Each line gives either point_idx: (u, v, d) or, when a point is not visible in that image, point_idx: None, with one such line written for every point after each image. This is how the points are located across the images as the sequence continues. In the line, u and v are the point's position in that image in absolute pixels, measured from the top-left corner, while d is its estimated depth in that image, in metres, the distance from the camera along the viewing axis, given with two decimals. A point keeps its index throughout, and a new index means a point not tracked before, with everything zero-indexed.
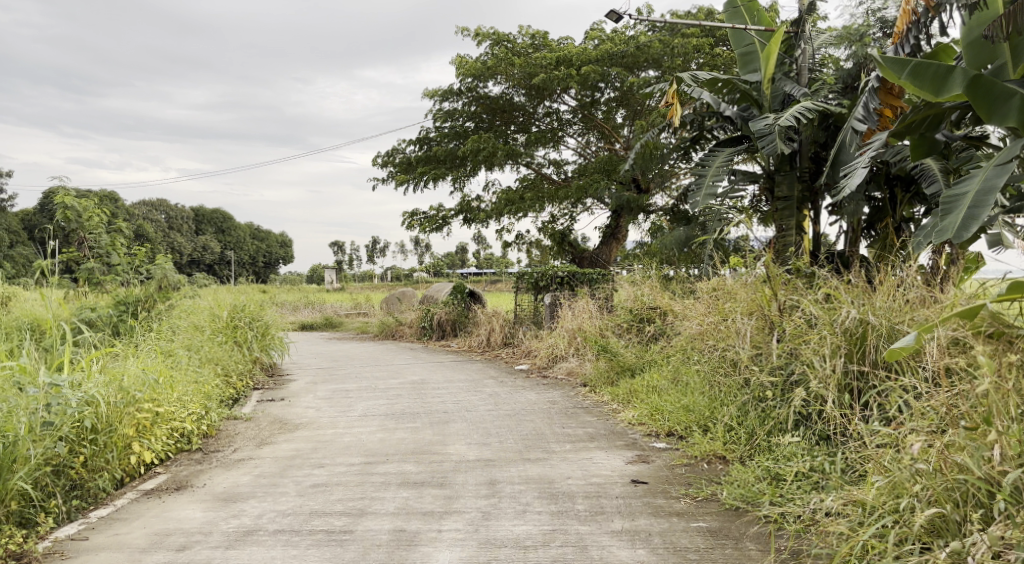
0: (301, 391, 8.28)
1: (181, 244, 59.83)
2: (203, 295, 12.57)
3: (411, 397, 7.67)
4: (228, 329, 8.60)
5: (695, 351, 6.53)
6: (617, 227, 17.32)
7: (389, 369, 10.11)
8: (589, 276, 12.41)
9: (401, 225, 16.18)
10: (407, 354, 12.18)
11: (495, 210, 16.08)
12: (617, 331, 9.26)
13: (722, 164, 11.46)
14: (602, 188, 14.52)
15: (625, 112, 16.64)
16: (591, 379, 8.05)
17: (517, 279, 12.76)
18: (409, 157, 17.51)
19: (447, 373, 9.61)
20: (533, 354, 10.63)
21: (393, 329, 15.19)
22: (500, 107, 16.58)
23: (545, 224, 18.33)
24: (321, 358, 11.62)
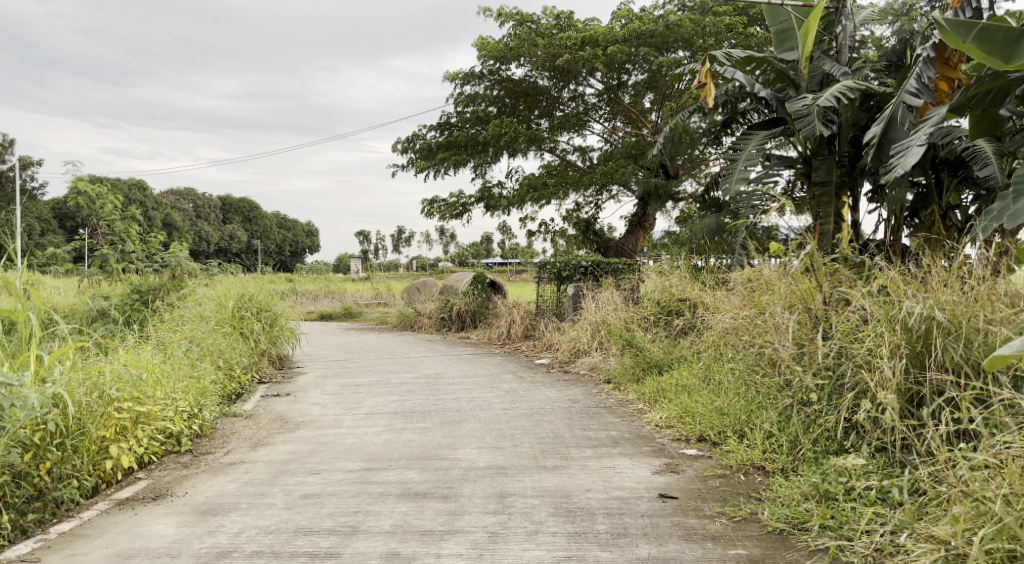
0: (309, 386, 7.88)
1: (208, 233, 60.10)
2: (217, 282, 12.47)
3: (423, 394, 7.23)
4: (235, 319, 8.22)
5: (729, 347, 6.02)
6: (643, 216, 16.75)
7: (403, 362, 9.69)
8: (614, 267, 11.90)
9: (421, 213, 15.75)
10: (425, 346, 11.76)
11: (517, 198, 15.60)
12: (642, 324, 8.76)
13: (756, 149, 10.86)
14: (628, 173, 13.97)
15: (653, 95, 16.06)
16: (615, 375, 7.55)
17: (540, 269, 12.40)
18: (430, 143, 17.07)
19: (463, 367, 9.17)
20: (554, 348, 10.16)
21: (411, 320, 14.79)
22: (523, 91, 16.09)
23: (570, 213, 17.81)
24: (335, 349, 11.23)
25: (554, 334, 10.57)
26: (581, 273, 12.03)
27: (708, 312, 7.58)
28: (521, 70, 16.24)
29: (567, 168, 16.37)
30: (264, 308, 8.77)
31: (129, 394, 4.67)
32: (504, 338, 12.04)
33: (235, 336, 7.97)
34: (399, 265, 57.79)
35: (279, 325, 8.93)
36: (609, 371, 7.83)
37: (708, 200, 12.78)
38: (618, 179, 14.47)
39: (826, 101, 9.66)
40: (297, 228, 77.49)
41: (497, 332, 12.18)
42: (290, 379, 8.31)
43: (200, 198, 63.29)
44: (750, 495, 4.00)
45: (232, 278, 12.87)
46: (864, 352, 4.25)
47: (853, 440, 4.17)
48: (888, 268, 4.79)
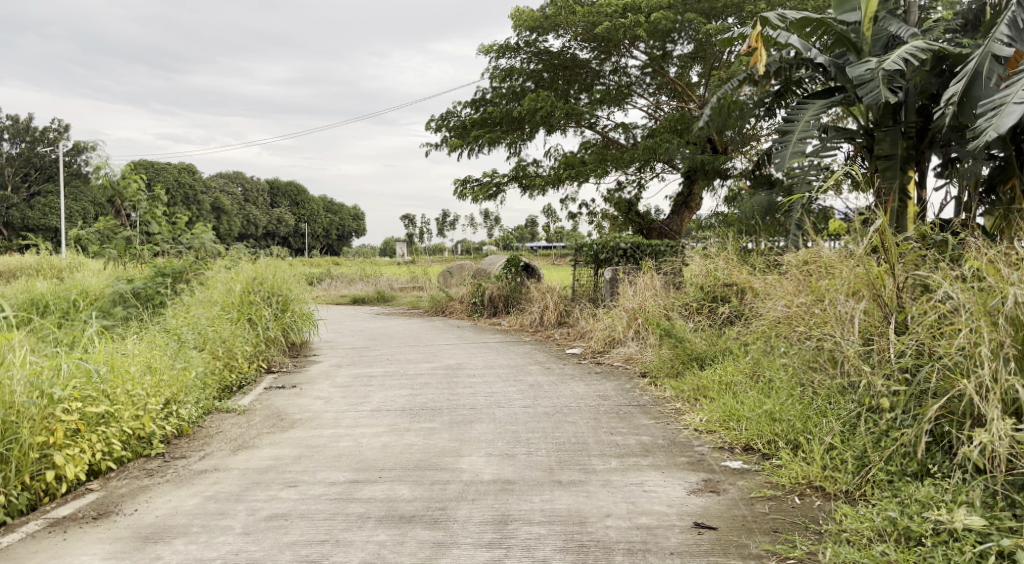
0: (319, 376, 7.32)
1: (256, 217, 60.56)
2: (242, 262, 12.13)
3: (438, 388, 6.58)
4: (243, 305, 7.68)
5: (782, 341, 5.26)
6: (689, 196, 15.85)
7: (426, 351, 9.07)
8: (656, 249, 11.11)
9: (454, 194, 15.12)
10: (453, 333, 11.15)
11: (554, 176, 14.85)
12: (684, 312, 8.00)
13: (812, 119, 9.91)
14: (672, 149, 13.12)
15: (699, 67, 15.14)
16: (651, 368, 6.80)
17: (576, 251, 11.72)
18: (464, 121, 16.43)
19: (488, 356, 8.51)
20: (588, 337, 9.46)
21: (443, 305, 14.21)
22: (560, 64, 15.31)
23: (611, 193, 16.99)
24: (358, 336, 10.67)
25: (589, 321, 9.87)
26: (620, 256, 11.30)
27: (758, 299, 6.80)
28: (560, 41, 15.47)
29: (608, 145, 15.55)
30: (275, 292, 8.21)
31: (81, 394, 4.12)
32: (537, 324, 11.36)
33: (243, 323, 7.42)
34: (443, 249, 57.42)
35: (294, 310, 8.35)
36: (645, 364, 7.10)
37: (759, 178, 11.87)
38: (662, 155, 13.64)
39: (893, 64, 8.67)
40: (344, 211, 77.76)
41: (530, 319, 11.50)
42: (303, 369, 7.73)
43: (247, 181, 63.82)
44: (806, 527, 3.28)
45: (257, 260, 12.44)
46: (954, 353, 3.50)
47: (938, 460, 3.42)
48: (981, 248, 4.01)
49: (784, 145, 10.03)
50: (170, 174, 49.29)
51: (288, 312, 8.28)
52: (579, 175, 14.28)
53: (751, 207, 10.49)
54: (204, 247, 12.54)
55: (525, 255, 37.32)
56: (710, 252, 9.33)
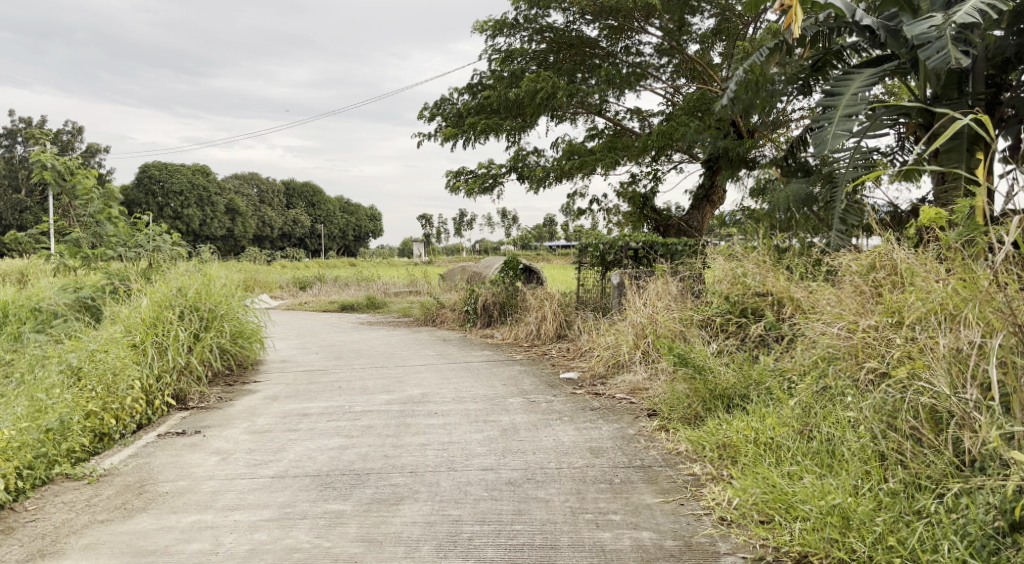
0: (240, 413, 5.82)
1: (271, 219, 59.45)
2: (198, 269, 10.70)
3: (379, 438, 5.01)
4: (152, 321, 6.20)
5: (854, 394, 3.83)
6: (710, 188, 14.15)
7: (391, 375, 7.50)
8: (672, 249, 9.45)
9: (446, 187, 13.60)
10: (435, 348, 9.57)
11: (559, 166, 13.20)
12: (705, 330, 6.37)
13: (858, 93, 8.20)
14: (691, 134, 11.39)
15: (722, 43, 13.53)
16: (664, 408, 5.19)
17: (579, 252, 10.15)
18: (460, 108, 14.90)
19: (463, 384, 6.93)
20: (588, 358, 7.82)
21: (433, 313, 12.48)
22: (565, 43, 13.77)
23: (624, 186, 15.34)
24: (322, 354, 9.13)
25: (592, 335, 8.26)
26: (631, 257, 9.75)
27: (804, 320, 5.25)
28: (566, 17, 13.98)
29: (619, 132, 13.92)
30: (195, 304, 6.71)
31: None
32: (533, 338, 9.75)
33: (146, 346, 5.92)
34: (462, 249, 55.91)
35: (224, 328, 6.84)
36: (654, 402, 5.49)
37: (793, 168, 10.19)
38: (678, 141, 11.86)
39: (966, 15, 6.92)
40: (361, 212, 76.51)
41: (526, 332, 9.88)
42: (225, 404, 6.22)
43: (262, 182, 62.86)
44: None
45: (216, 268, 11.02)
46: None
47: None
48: None
49: (825, 125, 8.31)
50: (181, 174, 48.42)
51: (216, 330, 6.77)
52: (586, 166, 12.62)
53: (783, 199, 8.90)
54: (161, 250, 11.20)
55: (544, 256, 35.60)
56: (737, 253, 7.71)
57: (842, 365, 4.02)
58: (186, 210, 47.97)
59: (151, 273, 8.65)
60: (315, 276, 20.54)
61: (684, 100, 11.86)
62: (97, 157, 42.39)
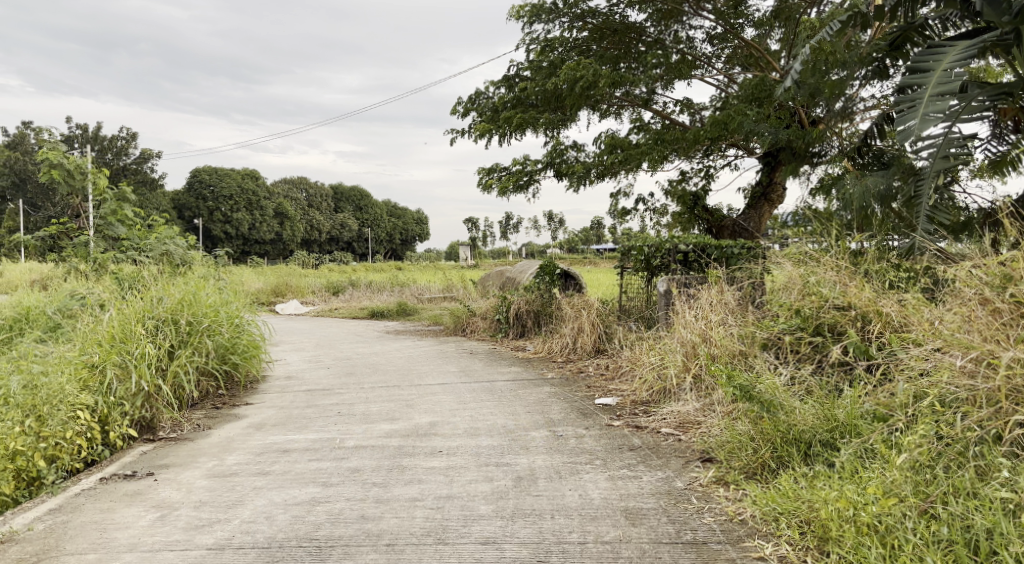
0: (210, 448, 4.90)
1: (319, 222, 59.37)
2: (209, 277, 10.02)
3: (362, 487, 4.03)
4: (115, 340, 5.35)
5: (983, 457, 3.16)
6: (768, 185, 12.92)
7: (400, 398, 6.51)
8: (726, 252, 8.33)
9: (479, 185, 12.66)
10: (459, 362, 8.56)
11: (602, 162, 12.14)
12: (771, 352, 5.28)
13: (951, 70, 6.82)
14: (749, 124, 10.18)
15: (781, 28, 12.40)
16: (723, 455, 4.13)
17: (622, 255, 9.14)
18: (495, 102, 13.86)
19: (481, 411, 5.91)
20: (629, 379, 6.75)
21: (463, 322, 11.49)
22: (609, 29, 12.67)
23: (672, 184, 14.18)
24: (333, 370, 8.18)
25: (634, 351, 7.18)
26: (680, 261, 8.65)
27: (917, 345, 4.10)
28: (609, 2, 12.89)
29: (667, 124, 12.80)
30: (172, 316, 5.83)
31: None
32: (568, 352, 8.69)
33: (104, 368, 5.06)
34: (508, 252, 55.06)
35: (205, 344, 5.93)
36: (708, 444, 4.42)
37: (868, 159, 8.94)
38: (735, 132, 10.69)
39: None
40: (407, 215, 76.19)
41: (561, 344, 8.83)
42: (200, 434, 5.30)
43: (310, 186, 62.89)
44: None
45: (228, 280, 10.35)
46: None
47: None
48: None
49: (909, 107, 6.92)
50: (230, 179, 48.56)
51: (198, 346, 5.86)
52: (632, 160, 11.52)
53: (856, 193, 7.64)
54: (172, 256, 10.60)
55: (592, 259, 34.39)
56: (806, 257, 6.55)
57: (972, 414, 3.28)
58: (235, 214, 48.05)
59: (143, 273, 7.80)
60: (350, 281, 19.73)
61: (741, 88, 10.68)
62: (149, 162, 42.68)
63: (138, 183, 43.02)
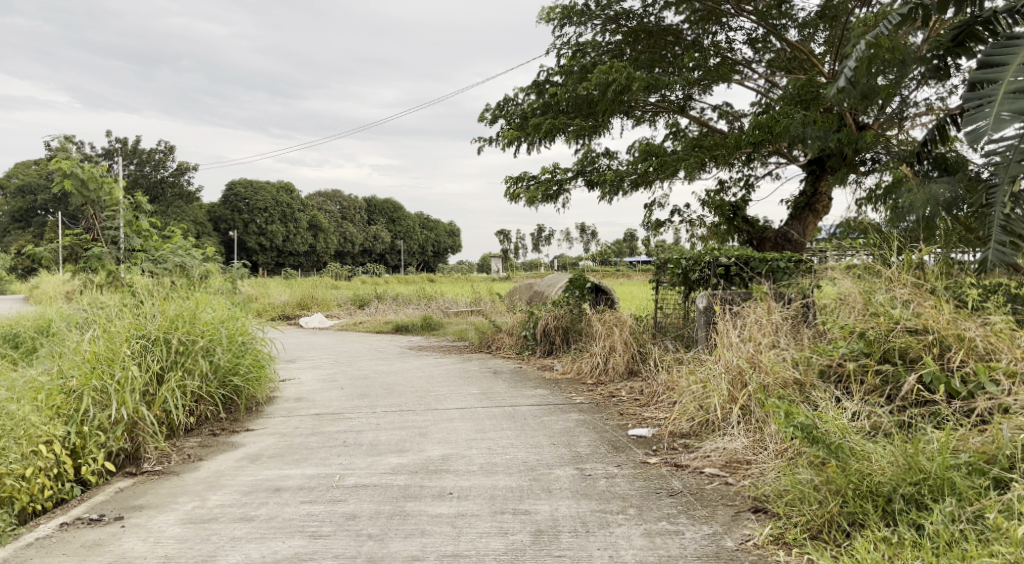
0: (193, 486, 4.37)
1: (352, 235, 59.34)
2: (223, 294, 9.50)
3: (354, 542, 3.47)
4: (97, 362, 4.85)
5: None
6: (812, 194, 12.19)
7: (413, 425, 5.93)
8: (773, 265, 7.66)
9: (506, 195, 12.12)
10: (481, 383, 7.97)
11: (637, 170, 11.52)
12: (833, 382, 4.64)
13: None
14: (796, 129, 9.47)
15: (827, 30, 11.70)
16: (781, 507, 3.50)
17: (658, 268, 8.51)
18: (524, 109, 13.29)
19: (500, 441, 5.31)
20: (665, 406, 6.11)
21: (489, 338, 10.90)
22: (643, 32, 12.06)
23: (710, 195, 13.50)
24: (345, 391, 7.64)
25: (671, 374, 6.54)
26: (721, 275, 7.98)
27: None
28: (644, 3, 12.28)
29: (705, 131, 12.14)
30: (161, 334, 5.32)
31: None
32: (599, 373, 8.04)
33: (81, 395, 4.56)
34: (540, 264, 54.46)
35: (200, 365, 5.41)
36: (762, 492, 3.78)
37: (928, 164, 8.20)
38: (780, 137, 9.97)
39: None
40: (440, 227, 76.01)
41: (591, 364, 8.19)
42: (187, 467, 4.77)
43: (344, 199, 63.00)
44: None
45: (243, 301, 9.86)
46: None
47: None
48: None
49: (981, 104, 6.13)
50: (265, 191, 48.70)
51: (191, 367, 5.32)
52: (669, 167, 10.86)
53: (916, 200, 6.93)
54: (185, 268, 10.07)
55: (626, 272, 33.63)
56: (866, 272, 5.86)
57: None
58: (270, 226, 48.14)
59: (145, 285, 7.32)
60: (376, 294, 19.27)
61: (786, 90, 10.00)
62: (185, 175, 42.92)
63: (175, 196, 43.28)
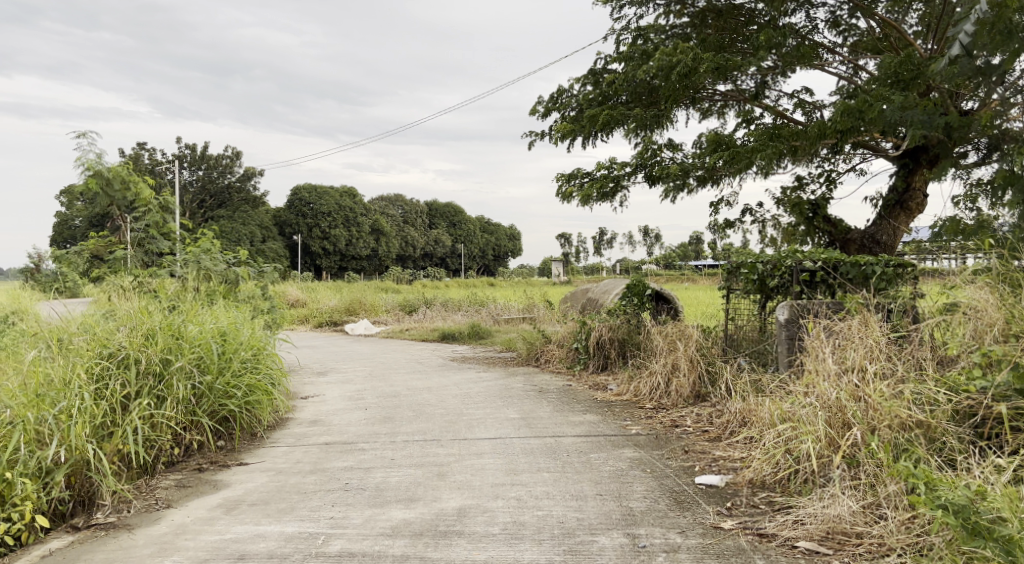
0: (142, 548, 3.51)
1: (414, 239, 59.02)
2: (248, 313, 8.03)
3: None
4: (43, 388, 4.08)
5: None
6: (904, 190, 10.78)
7: (432, 462, 4.98)
8: (867, 270, 6.41)
9: (558, 193, 11.10)
10: (522, 405, 6.96)
11: (704, 163, 10.35)
12: (969, 428, 3.68)
13: None
14: (891, 114, 8.15)
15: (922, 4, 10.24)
16: None
17: (731, 273, 7.38)
18: (579, 102, 12.19)
19: (533, 489, 4.31)
20: (739, 444, 5.01)
21: (537, 350, 9.87)
22: (712, 11, 10.83)
23: (786, 192, 12.22)
24: (369, 414, 6.72)
25: (749, 403, 5.46)
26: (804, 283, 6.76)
27: None
28: None
29: (782, 120, 10.85)
30: (129, 352, 4.51)
31: None
32: (659, 395, 6.94)
33: (16, 429, 3.81)
34: (602, 269, 53.18)
35: (177, 390, 4.55)
36: None
37: None
38: (874, 124, 8.62)
39: None
40: (501, 231, 75.31)
41: (650, 386, 7.09)
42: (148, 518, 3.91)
43: (406, 203, 62.77)
44: None
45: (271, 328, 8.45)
46: None
47: None
48: None
49: None
50: (328, 196, 48.71)
51: (165, 392, 4.49)
52: (741, 159, 9.62)
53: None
54: (212, 275, 8.55)
55: (691, 277, 32.20)
56: (999, 283, 4.65)
57: None
58: (333, 231, 48.08)
59: (145, 295, 6.55)
60: (426, 299, 18.40)
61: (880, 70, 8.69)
62: (252, 180, 43.08)
63: (241, 201, 43.39)
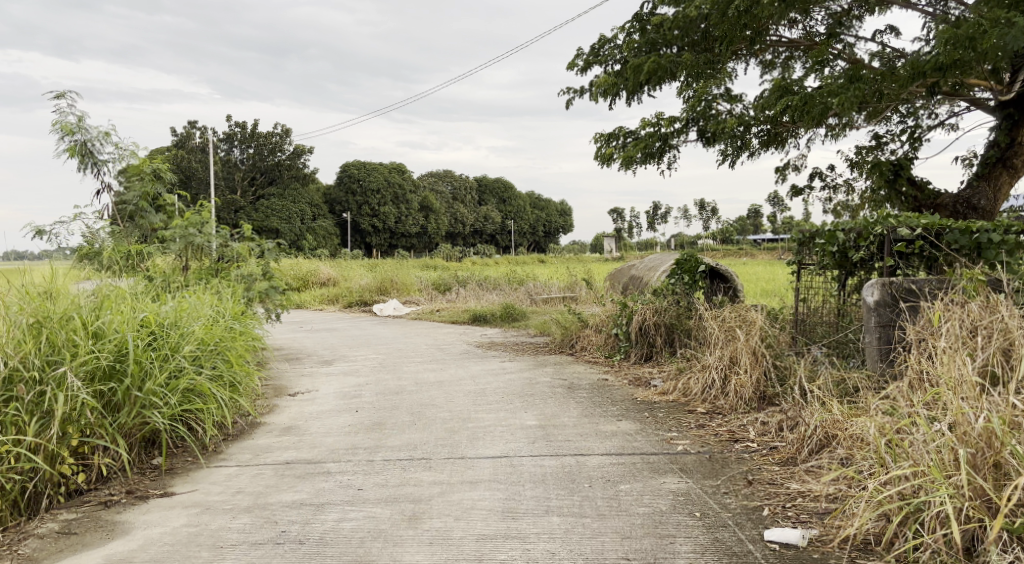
0: None
1: (464, 215, 57.84)
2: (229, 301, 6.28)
3: None
4: None
5: None
6: (1007, 146, 9.06)
7: (409, 496, 3.77)
8: (980, 238, 4.91)
9: (598, 157, 9.73)
10: (544, 407, 5.71)
11: (767, 115, 8.83)
12: None
13: None
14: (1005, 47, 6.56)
15: None
16: None
17: (805, 244, 5.93)
18: (621, 54, 10.75)
19: (533, 550, 3.08)
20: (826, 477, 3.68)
21: (572, 336, 8.59)
22: None
23: (862, 152, 10.62)
24: (358, 418, 5.55)
25: (835, 414, 4.13)
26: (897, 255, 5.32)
27: None
28: None
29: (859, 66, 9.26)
30: None
31: None
32: (711, 396, 5.62)
33: None
34: (656, 244, 51.32)
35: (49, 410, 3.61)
36: None
37: None
38: (981, 58, 6.99)
39: None
40: (552, 207, 73.69)
41: (701, 384, 5.75)
42: None
43: (455, 179, 61.66)
44: None
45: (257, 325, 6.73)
46: None
47: None
48: None
49: None
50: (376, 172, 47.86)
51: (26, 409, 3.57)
52: (812, 108, 8.04)
53: None
54: (204, 250, 7.20)
55: (750, 252, 30.32)
56: None
57: None
58: (382, 208, 47.26)
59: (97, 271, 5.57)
60: (462, 277, 17.15)
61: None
62: (303, 156, 42.18)
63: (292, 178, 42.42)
